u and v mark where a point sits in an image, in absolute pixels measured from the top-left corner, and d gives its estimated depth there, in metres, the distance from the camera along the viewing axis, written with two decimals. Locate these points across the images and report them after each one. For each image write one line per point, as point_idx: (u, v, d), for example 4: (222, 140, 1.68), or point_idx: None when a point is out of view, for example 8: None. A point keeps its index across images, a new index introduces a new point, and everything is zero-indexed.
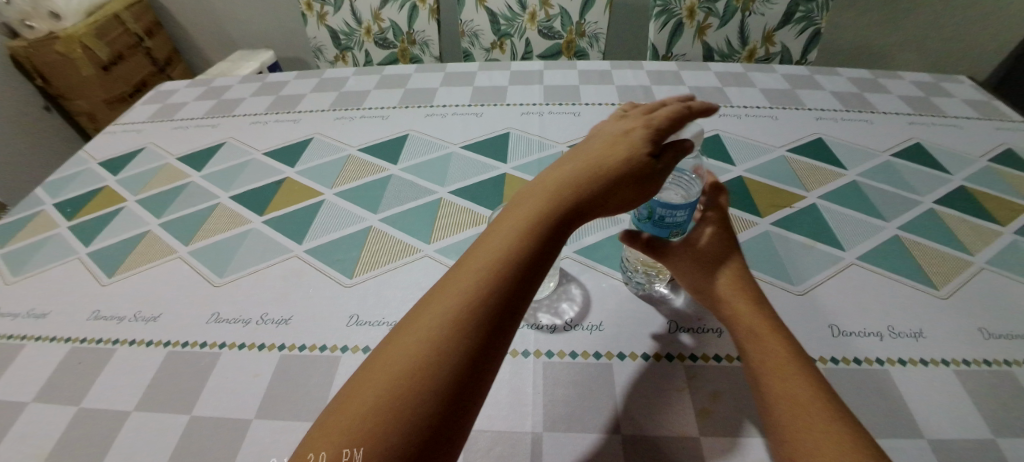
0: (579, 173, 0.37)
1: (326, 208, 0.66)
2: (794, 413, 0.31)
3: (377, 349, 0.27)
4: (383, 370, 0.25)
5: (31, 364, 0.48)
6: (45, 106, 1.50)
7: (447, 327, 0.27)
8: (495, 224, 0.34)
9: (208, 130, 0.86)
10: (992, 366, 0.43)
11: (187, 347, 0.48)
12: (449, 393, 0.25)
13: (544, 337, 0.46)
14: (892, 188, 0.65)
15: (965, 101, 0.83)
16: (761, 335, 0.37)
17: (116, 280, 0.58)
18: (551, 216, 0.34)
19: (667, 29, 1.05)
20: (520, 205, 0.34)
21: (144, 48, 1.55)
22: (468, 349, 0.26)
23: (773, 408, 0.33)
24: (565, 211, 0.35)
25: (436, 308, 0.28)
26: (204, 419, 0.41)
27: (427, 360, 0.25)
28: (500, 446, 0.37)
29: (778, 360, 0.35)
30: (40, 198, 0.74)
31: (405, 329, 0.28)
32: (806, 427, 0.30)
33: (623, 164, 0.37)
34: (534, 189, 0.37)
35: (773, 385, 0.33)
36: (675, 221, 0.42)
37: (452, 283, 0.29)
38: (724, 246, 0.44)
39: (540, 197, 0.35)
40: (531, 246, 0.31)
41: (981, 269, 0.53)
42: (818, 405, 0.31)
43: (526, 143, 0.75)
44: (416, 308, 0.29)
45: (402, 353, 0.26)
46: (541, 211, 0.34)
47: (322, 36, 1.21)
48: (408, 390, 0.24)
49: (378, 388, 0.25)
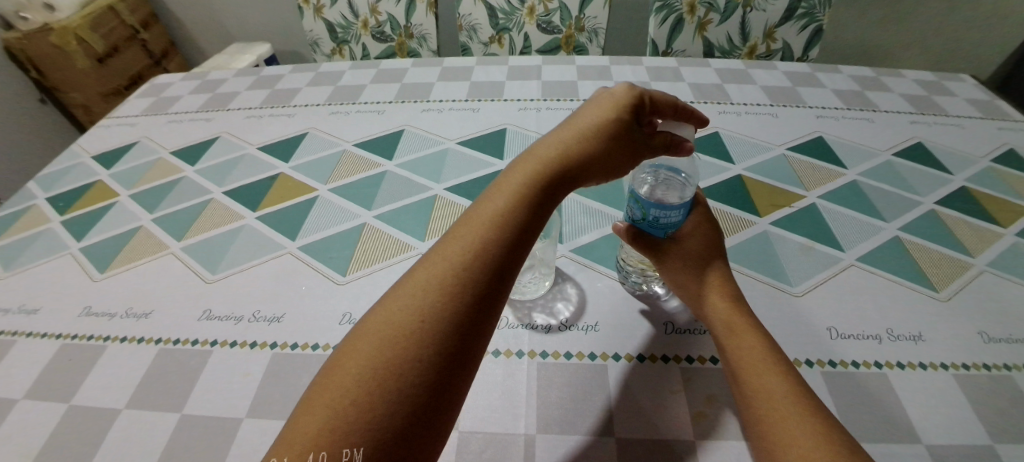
0: (575, 140, 0.38)
1: (320, 204, 0.65)
2: (778, 415, 0.31)
3: (364, 322, 0.28)
4: (371, 340, 0.26)
5: (19, 362, 0.48)
6: (40, 99, 1.49)
7: (434, 298, 0.27)
8: (483, 199, 0.35)
9: (201, 124, 0.86)
10: (991, 371, 0.42)
11: (178, 345, 0.48)
12: (431, 366, 0.25)
13: (538, 338, 0.46)
14: (893, 188, 0.65)
15: (967, 101, 0.82)
16: (743, 337, 0.37)
17: (107, 276, 0.57)
18: (533, 190, 0.34)
19: (668, 24, 1.03)
20: (508, 182, 0.35)
21: (139, 40, 1.53)
22: (453, 318, 0.27)
23: (756, 408, 0.32)
24: (553, 183, 0.36)
25: (416, 284, 0.29)
26: (194, 418, 0.41)
27: (405, 333, 0.26)
28: (492, 449, 0.37)
29: (761, 362, 0.35)
30: (31, 192, 0.73)
31: (392, 302, 0.28)
32: (789, 428, 0.29)
33: (612, 131, 0.38)
34: (519, 163, 0.37)
35: (757, 386, 0.33)
36: (670, 221, 0.41)
37: (439, 259, 0.30)
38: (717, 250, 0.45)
39: (527, 168, 0.36)
40: (516, 224, 0.32)
41: (980, 271, 0.52)
42: (798, 405, 0.31)
43: (524, 139, 0.75)
44: (403, 282, 0.30)
45: (390, 323, 0.26)
46: (523, 186, 0.34)
47: (319, 29, 1.20)
48: (396, 358, 0.25)
49: (365, 359, 0.25)
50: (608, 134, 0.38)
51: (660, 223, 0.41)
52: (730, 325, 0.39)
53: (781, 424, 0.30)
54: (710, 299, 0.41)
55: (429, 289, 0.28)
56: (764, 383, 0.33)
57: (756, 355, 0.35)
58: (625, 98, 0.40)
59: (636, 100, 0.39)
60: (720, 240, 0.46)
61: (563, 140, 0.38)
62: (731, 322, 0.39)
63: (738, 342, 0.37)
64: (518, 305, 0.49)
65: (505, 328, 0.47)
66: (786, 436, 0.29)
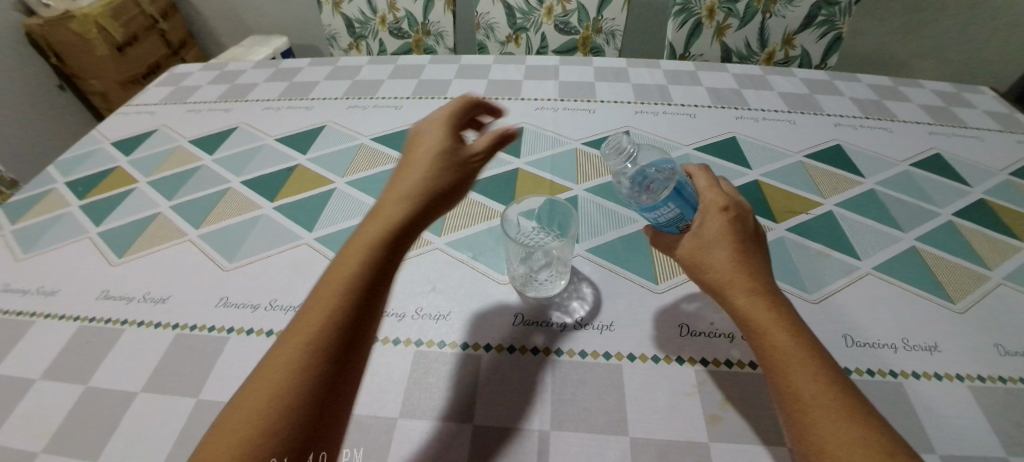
0: (431, 177, 0.36)
1: (337, 197, 0.65)
2: (824, 415, 0.28)
3: (230, 407, 0.27)
4: (239, 429, 0.26)
5: (41, 341, 0.49)
6: (59, 85, 1.50)
7: (297, 372, 0.27)
8: (343, 251, 0.33)
9: (221, 114, 0.86)
10: (1007, 384, 0.42)
11: (195, 331, 0.48)
12: (298, 436, 0.26)
13: (553, 336, 0.45)
14: (911, 198, 0.64)
15: (988, 113, 0.81)
16: (772, 324, 0.33)
17: (126, 261, 0.58)
18: (391, 243, 0.33)
19: (686, 28, 1.02)
20: (367, 230, 0.34)
21: (158, 30, 1.54)
22: (320, 387, 0.27)
23: (786, 403, 0.30)
24: (412, 224, 0.35)
25: (275, 370, 0.27)
26: (210, 404, 0.41)
27: (270, 413, 0.26)
28: (506, 444, 0.37)
29: (786, 346, 0.32)
30: (52, 176, 0.74)
31: (257, 381, 0.27)
32: (829, 419, 0.28)
33: (446, 167, 0.37)
34: (376, 210, 0.35)
35: (792, 381, 0.30)
36: (673, 218, 0.39)
37: (302, 326, 0.29)
38: (726, 235, 0.38)
39: (397, 205, 0.35)
40: (377, 274, 0.32)
41: (998, 284, 0.52)
42: (837, 407, 0.28)
43: (540, 138, 0.75)
44: (267, 355, 0.29)
45: (257, 406, 0.26)
46: (381, 239, 0.33)
47: (337, 24, 1.20)
48: (263, 443, 0.25)
49: (231, 449, 0.25)
50: (444, 167, 0.37)
51: (662, 221, 0.40)
52: (758, 314, 0.34)
53: (816, 424, 0.28)
54: (714, 263, 0.37)
55: (295, 359, 0.28)
56: (794, 379, 0.30)
57: (792, 351, 0.32)
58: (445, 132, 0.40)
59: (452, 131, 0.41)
60: (740, 213, 0.40)
61: (418, 178, 0.36)
62: (764, 308, 0.34)
63: (764, 325, 0.33)
64: (534, 302, 0.49)
65: (520, 324, 0.47)
66: (823, 439, 0.27)
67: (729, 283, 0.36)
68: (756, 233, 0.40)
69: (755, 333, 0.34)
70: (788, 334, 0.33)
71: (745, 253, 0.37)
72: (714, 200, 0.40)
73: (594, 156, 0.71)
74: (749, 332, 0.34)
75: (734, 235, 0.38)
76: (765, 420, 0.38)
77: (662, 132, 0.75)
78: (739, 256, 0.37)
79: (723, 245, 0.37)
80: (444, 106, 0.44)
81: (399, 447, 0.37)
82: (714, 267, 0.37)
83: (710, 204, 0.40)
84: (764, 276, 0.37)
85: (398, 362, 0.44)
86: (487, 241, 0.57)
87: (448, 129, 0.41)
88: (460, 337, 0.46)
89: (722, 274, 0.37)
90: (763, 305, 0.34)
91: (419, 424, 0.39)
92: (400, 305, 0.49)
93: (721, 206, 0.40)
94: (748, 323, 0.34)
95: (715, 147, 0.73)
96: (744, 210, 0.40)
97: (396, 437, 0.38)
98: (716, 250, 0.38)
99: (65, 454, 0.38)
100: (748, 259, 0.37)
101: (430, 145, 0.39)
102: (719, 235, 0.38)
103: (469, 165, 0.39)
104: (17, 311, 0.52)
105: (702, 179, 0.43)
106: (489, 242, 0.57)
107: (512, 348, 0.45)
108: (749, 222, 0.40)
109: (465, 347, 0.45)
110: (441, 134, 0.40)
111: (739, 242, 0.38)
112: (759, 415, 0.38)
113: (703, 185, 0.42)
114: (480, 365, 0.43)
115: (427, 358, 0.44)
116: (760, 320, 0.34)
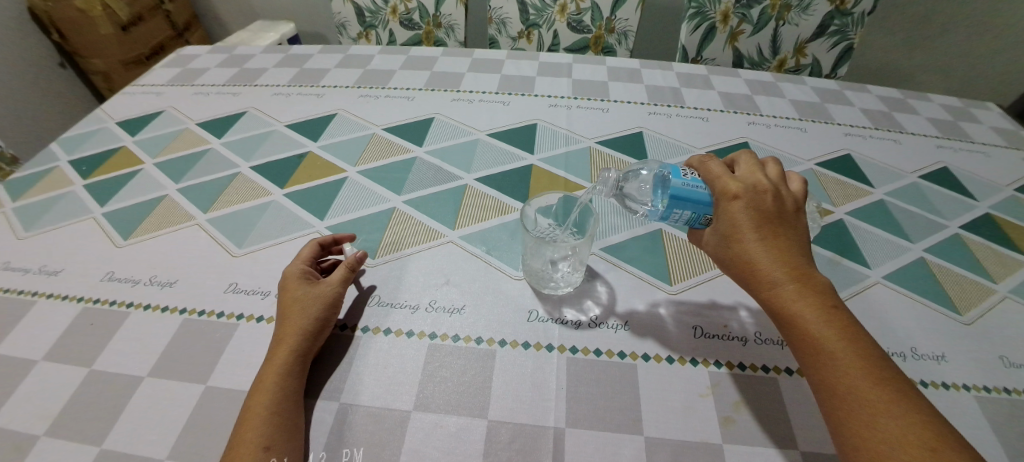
0: (309, 313, 0.42)
1: (348, 185, 0.65)
2: (866, 413, 0.28)
3: None
4: None
5: (43, 321, 0.47)
6: (60, 63, 1.48)
7: None
8: (250, 395, 0.37)
9: (230, 98, 0.85)
10: (1012, 395, 0.42)
11: (204, 316, 0.47)
12: None
13: (568, 333, 0.45)
14: (919, 209, 0.65)
15: (993, 129, 0.82)
16: (806, 317, 0.32)
17: (131, 243, 0.57)
18: (297, 369, 0.39)
19: (700, 31, 1.02)
20: (268, 368, 0.38)
21: (164, 11, 1.51)
22: None
23: (823, 396, 0.31)
24: (305, 349, 0.40)
25: None
26: (219, 390, 0.41)
27: None
28: (521, 440, 0.37)
29: (823, 341, 0.31)
30: (55, 153, 0.73)
31: None
32: (870, 418, 0.28)
33: (314, 303, 0.43)
34: (269, 356, 0.40)
35: (830, 379, 0.30)
36: (690, 218, 0.40)
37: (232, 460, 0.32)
38: (746, 224, 0.36)
39: (284, 348, 0.40)
40: (290, 392, 0.37)
41: (1003, 297, 0.52)
42: (880, 404, 0.28)
43: (554, 136, 0.75)
44: None
45: None
46: (286, 369, 0.39)
47: (347, 12, 1.19)
48: None
49: None
50: (313, 307, 0.43)
51: (684, 222, 0.41)
52: (790, 306, 0.33)
53: (857, 425, 0.28)
54: (739, 255, 0.36)
55: None
56: (831, 376, 0.30)
57: (830, 346, 0.31)
58: (302, 276, 0.46)
59: (309, 273, 0.47)
60: (760, 198, 0.37)
61: (299, 317, 0.42)
62: (796, 299, 0.33)
63: (796, 318, 0.32)
64: (548, 299, 0.49)
65: (534, 321, 0.47)
66: (863, 437, 0.28)
67: (757, 277, 0.35)
68: (782, 209, 0.37)
69: (790, 328, 0.33)
70: (825, 326, 0.32)
71: (773, 239, 0.35)
72: (726, 189, 0.37)
73: (607, 156, 0.71)
74: (783, 326, 0.33)
75: (756, 221, 0.36)
76: (778, 423, 0.38)
77: (677, 133, 0.75)
78: (764, 244, 0.35)
79: (745, 237, 0.35)
80: (297, 255, 0.49)
81: (411, 441, 0.37)
82: (740, 261, 0.36)
83: (722, 193, 0.37)
84: (797, 259, 0.34)
85: (411, 354, 0.43)
86: (501, 237, 0.56)
87: (303, 271, 0.47)
88: (474, 331, 0.46)
89: (749, 268, 0.35)
90: (797, 297, 0.33)
91: (432, 417, 0.38)
92: (414, 298, 0.49)
93: (736, 190, 0.37)
94: (781, 317, 0.33)
95: (728, 150, 0.73)
96: (763, 186, 0.37)
97: (409, 430, 0.38)
98: (740, 242, 0.36)
99: (69, 437, 0.38)
100: (776, 245, 0.35)
101: (290, 293, 0.44)
102: (739, 226, 0.36)
103: (335, 293, 0.45)
104: (19, 290, 0.51)
105: (710, 165, 0.40)
106: (503, 237, 0.56)
107: (527, 343, 0.44)
108: (771, 199, 0.37)
109: (479, 342, 0.45)
110: (298, 277, 0.46)
111: (762, 227, 0.35)
112: (771, 419, 0.38)
113: (713, 172, 0.39)
114: (494, 360, 0.43)
115: (441, 351, 0.44)
116: (795, 313, 0.32)
